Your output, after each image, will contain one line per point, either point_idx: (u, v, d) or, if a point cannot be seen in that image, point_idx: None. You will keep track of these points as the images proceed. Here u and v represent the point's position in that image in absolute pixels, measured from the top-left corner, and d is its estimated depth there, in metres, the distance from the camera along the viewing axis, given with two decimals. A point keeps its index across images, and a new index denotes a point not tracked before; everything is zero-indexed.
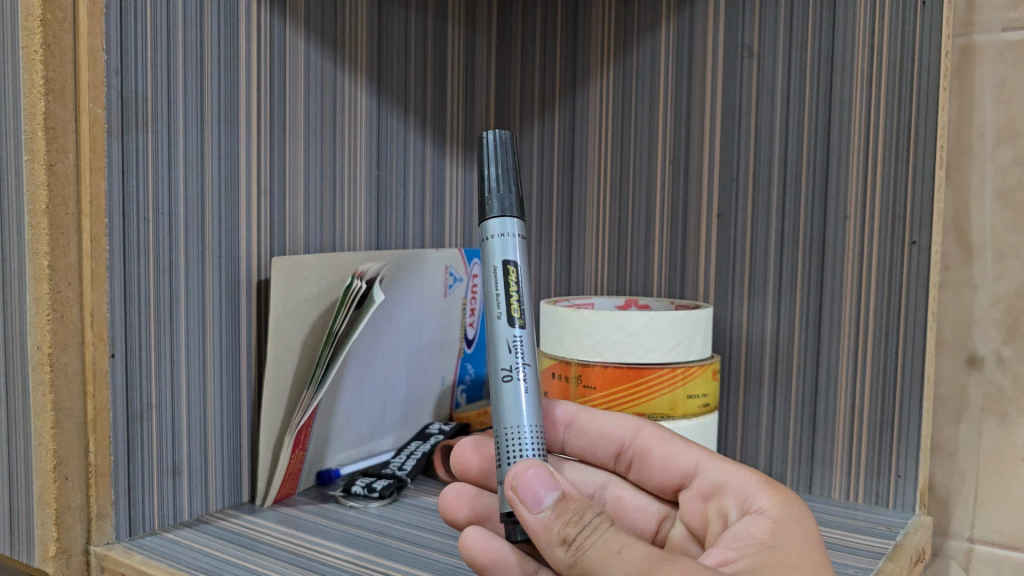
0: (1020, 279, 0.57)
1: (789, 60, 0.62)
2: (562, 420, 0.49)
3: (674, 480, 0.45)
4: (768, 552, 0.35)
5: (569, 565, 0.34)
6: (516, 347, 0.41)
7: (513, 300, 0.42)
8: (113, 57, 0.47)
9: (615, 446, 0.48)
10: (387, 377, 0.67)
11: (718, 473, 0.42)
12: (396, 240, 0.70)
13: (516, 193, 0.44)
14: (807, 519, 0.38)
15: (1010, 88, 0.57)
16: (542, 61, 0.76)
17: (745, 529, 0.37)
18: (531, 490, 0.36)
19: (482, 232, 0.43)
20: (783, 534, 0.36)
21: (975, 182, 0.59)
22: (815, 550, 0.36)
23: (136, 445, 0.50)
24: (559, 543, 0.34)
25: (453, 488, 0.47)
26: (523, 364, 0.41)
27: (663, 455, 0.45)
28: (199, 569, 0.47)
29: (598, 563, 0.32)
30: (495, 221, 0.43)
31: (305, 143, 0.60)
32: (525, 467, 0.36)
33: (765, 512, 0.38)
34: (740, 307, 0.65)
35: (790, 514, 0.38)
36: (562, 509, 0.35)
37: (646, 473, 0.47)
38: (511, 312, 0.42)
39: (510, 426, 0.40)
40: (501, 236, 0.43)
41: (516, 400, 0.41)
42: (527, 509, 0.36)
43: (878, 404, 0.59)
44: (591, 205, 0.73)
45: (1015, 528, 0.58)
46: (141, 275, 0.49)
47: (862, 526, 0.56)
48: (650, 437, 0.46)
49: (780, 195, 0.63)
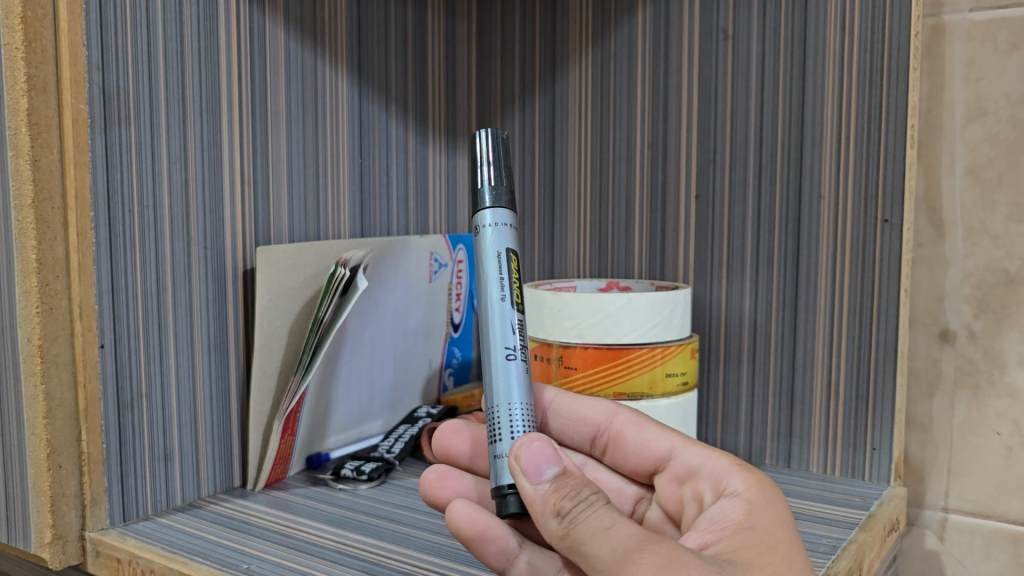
0: (989, 255, 0.58)
1: (763, 43, 0.63)
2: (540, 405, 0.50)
3: (649, 464, 0.46)
4: (745, 534, 0.36)
5: (560, 537, 0.34)
6: (514, 330, 0.43)
7: (514, 286, 0.44)
8: (94, 53, 0.48)
9: (592, 430, 0.49)
10: (375, 362, 0.68)
11: (691, 458, 0.43)
12: (381, 227, 0.71)
13: (507, 186, 0.45)
14: (780, 502, 0.39)
15: (979, 68, 0.58)
16: (522, 46, 0.76)
17: (721, 511, 0.38)
18: (533, 460, 0.36)
19: (474, 221, 0.44)
20: (758, 516, 0.38)
21: (946, 161, 0.60)
22: (788, 530, 0.37)
23: (128, 433, 0.51)
24: (552, 514, 0.35)
25: (433, 471, 0.48)
26: (519, 347, 0.43)
27: (638, 439, 0.47)
28: (192, 552, 0.48)
29: (587, 538, 0.33)
30: (488, 213, 0.44)
31: (287, 133, 0.61)
32: (531, 439, 0.37)
33: (739, 495, 0.39)
34: (718, 287, 0.67)
35: (764, 496, 0.39)
36: (558, 483, 0.36)
37: (621, 457, 0.48)
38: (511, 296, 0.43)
39: (505, 403, 0.41)
40: (493, 226, 0.44)
41: (509, 379, 0.42)
42: (527, 479, 0.36)
43: (853, 379, 0.61)
44: (572, 189, 0.74)
45: (987, 497, 0.60)
46: (128, 267, 0.50)
47: (838, 498, 0.58)
48: (625, 421, 0.48)
49: (755, 176, 0.64)
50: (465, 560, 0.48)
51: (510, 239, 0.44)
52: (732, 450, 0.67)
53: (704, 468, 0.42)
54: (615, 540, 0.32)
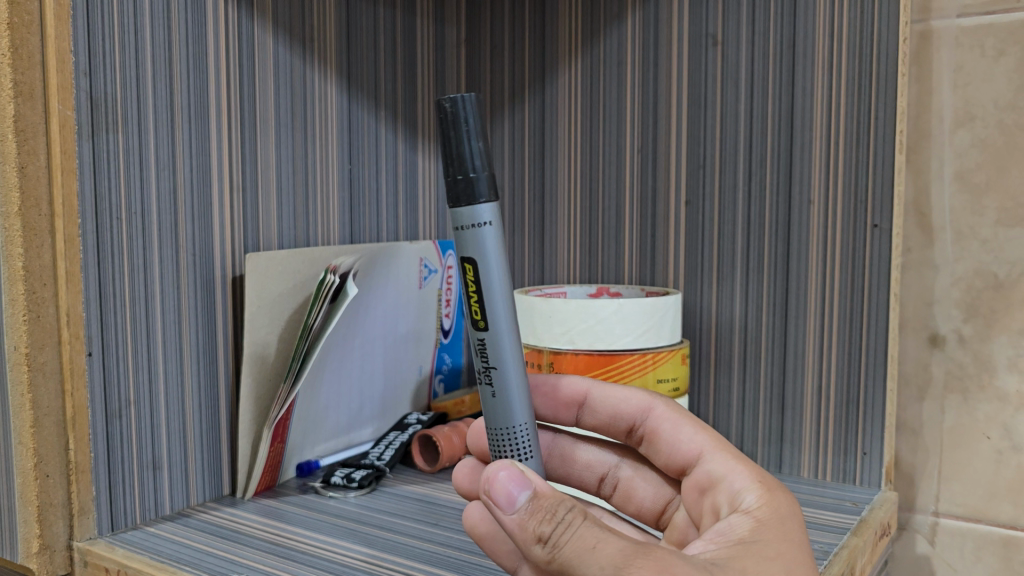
0: (977, 259, 0.59)
1: (752, 48, 0.63)
2: (577, 397, 0.50)
3: (677, 466, 0.46)
4: (744, 546, 0.35)
5: (548, 562, 0.33)
6: (482, 351, 0.41)
7: (475, 303, 0.41)
8: (82, 59, 0.47)
9: (627, 424, 0.49)
10: (364, 369, 0.68)
11: (716, 467, 0.43)
12: (370, 233, 0.71)
13: (486, 174, 0.40)
14: (792, 522, 0.38)
15: (966, 73, 0.58)
16: (511, 51, 0.76)
17: (729, 525, 0.38)
18: (504, 490, 0.35)
19: (461, 215, 0.40)
20: (763, 532, 0.37)
21: (935, 165, 0.60)
22: (794, 548, 0.36)
23: (116, 441, 0.51)
24: (535, 541, 0.34)
25: (466, 464, 0.47)
26: (489, 369, 0.41)
27: (670, 438, 0.46)
28: (181, 562, 0.48)
29: (575, 561, 0.32)
30: (465, 212, 0.40)
31: (276, 139, 0.61)
32: (496, 470, 0.36)
33: (751, 513, 0.38)
34: (709, 293, 0.67)
35: (774, 515, 0.38)
36: (534, 505, 0.34)
37: (653, 455, 0.48)
38: (475, 314, 0.41)
39: (491, 425, 0.42)
40: (472, 228, 0.40)
41: (489, 404, 0.42)
42: (501, 510, 0.35)
43: (844, 383, 0.61)
44: (563, 194, 0.74)
45: (977, 501, 0.60)
46: (115, 274, 0.50)
47: (829, 503, 0.58)
48: (660, 419, 0.47)
49: (746, 182, 0.64)
50: (456, 567, 0.48)
51: (494, 240, 0.40)
52: None
53: (725, 485, 0.42)
54: (605, 555, 0.31)
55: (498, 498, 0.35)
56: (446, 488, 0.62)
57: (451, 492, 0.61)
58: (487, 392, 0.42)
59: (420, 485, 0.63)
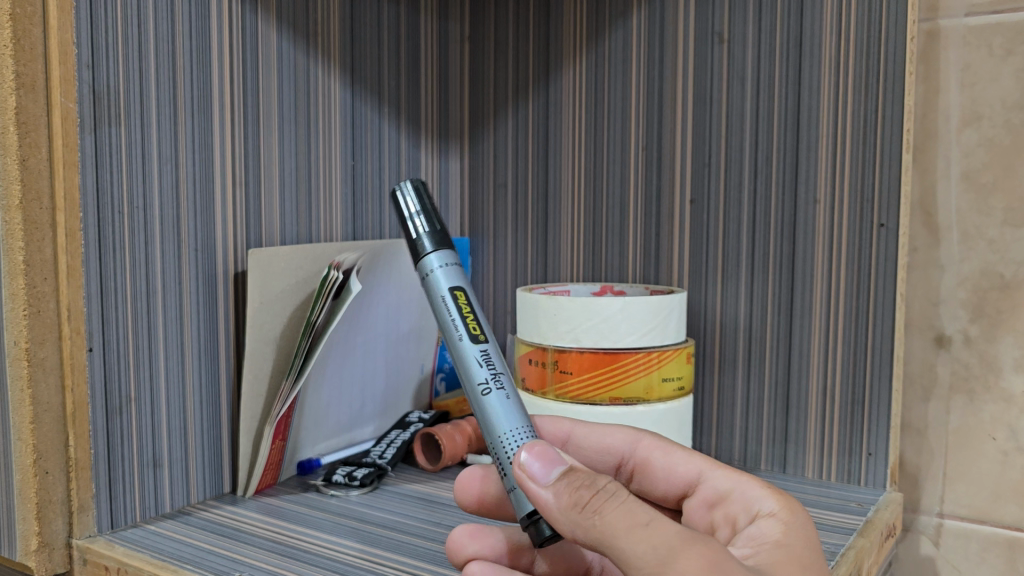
0: (984, 259, 0.58)
1: (758, 46, 0.63)
2: (559, 437, 0.49)
3: (677, 491, 0.46)
4: (783, 548, 0.35)
5: (585, 530, 0.32)
6: (486, 361, 0.41)
7: (471, 322, 0.42)
8: (84, 51, 0.47)
9: (616, 459, 0.48)
10: (366, 366, 0.67)
11: (721, 483, 0.43)
12: (373, 230, 0.70)
13: (438, 231, 0.44)
14: (816, 520, 0.38)
15: (974, 73, 0.58)
16: (515, 48, 0.76)
17: (758, 529, 0.38)
18: (541, 463, 0.35)
19: (421, 269, 0.44)
20: (797, 534, 0.37)
21: (942, 165, 0.60)
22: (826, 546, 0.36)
23: (116, 438, 0.50)
24: (573, 507, 0.33)
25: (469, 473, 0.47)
26: (497, 375, 0.40)
27: (666, 465, 0.46)
28: (182, 560, 0.47)
29: (617, 526, 0.31)
30: (432, 258, 0.43)
31: (280, 134, 0.61)
32: (528, 451, 0.36)
33: (776, 515, 0.38)
34: (714, 292, 0.66)
35: (800, 516, 0.38)
36: (572, 474, 0.34)
37: (648, 485, 0.47)
38: (471, 332, 0.42)
39: (502, 432, 0.39)
40: (440, 269, 0.43)
41: (499, 408, 0.39)
42: (537, 483, 0.35)
43: (849, 383, 0.61)
44: (566, 192, 0.74)
45: (982, 502, 0.59)
46: (117, 268, 0.49)
47: (834, 504, 0.58)
48: (654, 448, 0.47)
49: (751, 180, 0.64)
50: None
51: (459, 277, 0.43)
52: (727, 455, 0.67)
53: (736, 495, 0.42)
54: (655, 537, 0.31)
55: (534, 468, 0.35)
56: (448, 487, 0.62)
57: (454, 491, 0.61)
58: (481, 391, 0.40)
59: (422, 484, 0.62)
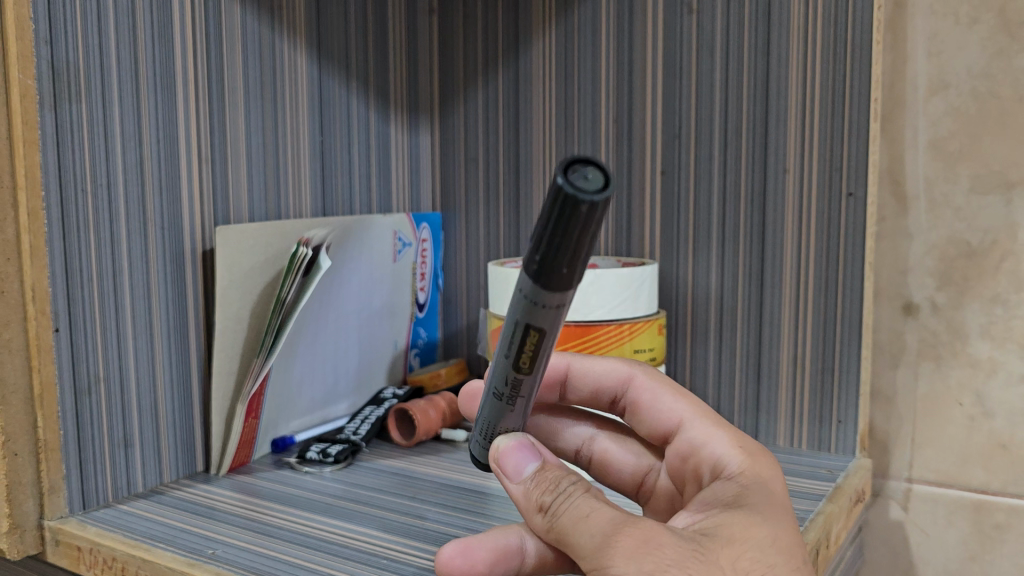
0: (951, 227, 0.59)
1: (727, 16, 0.63)
2: (559, 370, 0.50)
3: (659, 434, 0.46)
4: (730, 511, 0.36)
5: (547, 530, 0.35)
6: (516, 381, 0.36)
7: (526, 355, 0.35)
8: (42, 26, 0.46)
9: (609, 396, 0.49)
10: (338, 344, 0.67)
11: (697, 434, 0.43)
12: (342, 206, 0.70)
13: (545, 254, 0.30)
14: (773, 484, 0.38)
15: (941, 41, 0.58)
16: (484, 19, 0.75)
17: (715, 492, 0.38)
18: (513, 462, 0.38)
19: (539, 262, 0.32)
20: (753, 498, 0.37)
21: (909, 134, 0.60)
22: (779, 508, 0.37)
23: (86, 418, 0.50)
24: (537, 510, 0.35)
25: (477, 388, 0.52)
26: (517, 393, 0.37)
27: (655, 405, 0.46)
28: (154, 539, 0.47)
29: (569, 528, 0.33)
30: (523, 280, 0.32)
31: (245, 110, 0.60)
32: (507, 437, 0.39)
33: (734, 478, 0.39)
34: (685, 263, 0.67)
35: (757, 479, 0.38)
36: (539, 474, 0.37)
37: (638, 422, 0.48)
38: (520, 360, 0.35)
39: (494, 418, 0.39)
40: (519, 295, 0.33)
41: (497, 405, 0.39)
42: (511, 480, 0.38)
43: (820, 351, 0.62)
44: (538, 164, 0.73)
45: (950, 466, 0.60)
46: (81, 249, 0.49)
47: (805, 471, 0.58)
48: (650, 390, 0.47)
49: (721, 151, 0.64)
50: (434, 539, 0.48)
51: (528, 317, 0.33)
52: None
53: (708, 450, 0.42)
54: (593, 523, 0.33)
55: (509, 462, 0.38)
56: (423, 461, 0.62)
57: (429, 465, 0.61)
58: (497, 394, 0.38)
59: (396, 459, 0.62)
